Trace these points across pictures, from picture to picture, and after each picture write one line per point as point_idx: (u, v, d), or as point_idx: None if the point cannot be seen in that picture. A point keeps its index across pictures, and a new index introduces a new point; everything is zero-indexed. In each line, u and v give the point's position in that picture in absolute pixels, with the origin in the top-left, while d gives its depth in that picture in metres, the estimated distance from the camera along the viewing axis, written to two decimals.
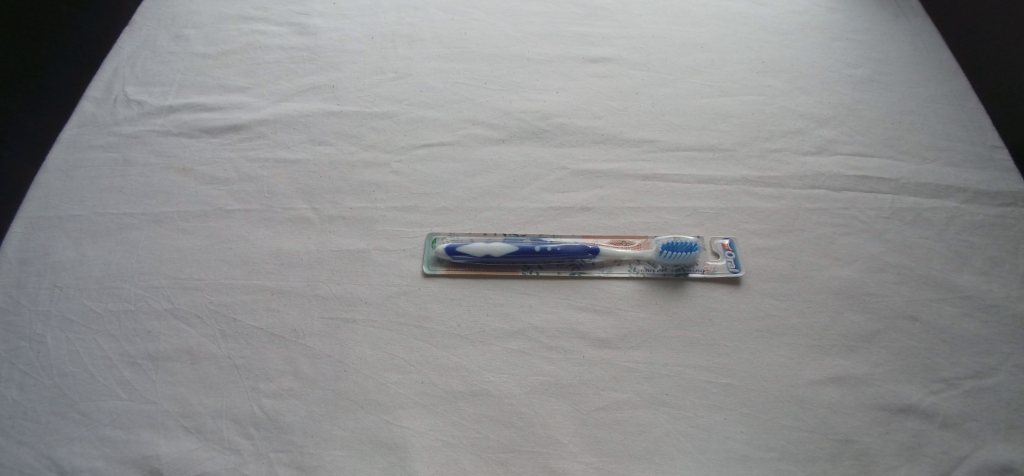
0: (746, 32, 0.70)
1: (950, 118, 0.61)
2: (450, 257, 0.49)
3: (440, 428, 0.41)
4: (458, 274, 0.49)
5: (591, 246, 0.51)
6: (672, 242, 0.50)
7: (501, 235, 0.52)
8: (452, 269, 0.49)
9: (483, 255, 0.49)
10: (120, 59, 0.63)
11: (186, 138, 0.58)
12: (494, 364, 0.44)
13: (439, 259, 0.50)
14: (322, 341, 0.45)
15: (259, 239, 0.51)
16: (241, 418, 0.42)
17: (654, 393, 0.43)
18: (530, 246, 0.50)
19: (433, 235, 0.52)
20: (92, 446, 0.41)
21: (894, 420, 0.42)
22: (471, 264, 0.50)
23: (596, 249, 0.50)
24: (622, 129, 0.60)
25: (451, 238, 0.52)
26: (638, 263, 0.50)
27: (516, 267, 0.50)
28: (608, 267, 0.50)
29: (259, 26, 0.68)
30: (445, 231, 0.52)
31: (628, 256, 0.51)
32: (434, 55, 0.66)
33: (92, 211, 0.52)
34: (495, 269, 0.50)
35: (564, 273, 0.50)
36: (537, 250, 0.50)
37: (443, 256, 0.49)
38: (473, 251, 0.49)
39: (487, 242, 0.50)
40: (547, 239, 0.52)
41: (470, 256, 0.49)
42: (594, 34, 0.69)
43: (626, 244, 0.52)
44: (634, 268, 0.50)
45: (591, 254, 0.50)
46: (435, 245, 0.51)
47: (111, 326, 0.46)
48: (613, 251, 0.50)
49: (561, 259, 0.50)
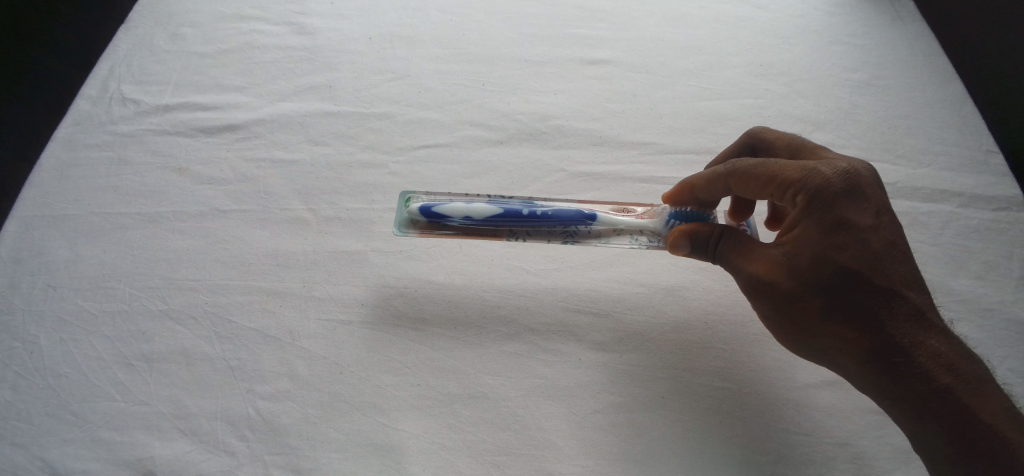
0: (744, 35, 0.70)
1: (946, 123, 0.61)
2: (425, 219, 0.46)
3: (435, 431, 0.41)
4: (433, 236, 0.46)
5: (588, 211, 0.47)
6: (679, 209, 0.46)
7: (484, 198, 0.48)
8: (425, 232, 0.46)
9: (464, 217, 0.46)
10: (116, 58, 0.63)
11: (183, 138, 0.57)
12: (491, 366, 0.44)
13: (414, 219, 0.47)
14: (319, 342, 0.45)
15: (255, 239, 0.50)
16: (236, 420, 0.41)
17: (650, 396, 0.43)
18: (518, 210, 0.46)
19: (408, 194, 0.49)
20: (85, 448, 0.40)
21: (889, 424, 0.42)
22: (450, 227, 0.46)
23: (592, 215, 0.46)
24: (619, 132, 0.60)
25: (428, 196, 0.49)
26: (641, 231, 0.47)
27: (499, 232, 0.46)
28: (606, 237, 0.47)
29: (257, 26, 0.68)
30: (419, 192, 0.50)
31: (628, 226, 0.47)
32: (433, 56, 0.66)
33: (87, 210, 0.52)
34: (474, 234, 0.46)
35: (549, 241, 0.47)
36: (525, 214, 0.46)
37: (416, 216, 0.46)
38: (453, 213, 0.45)
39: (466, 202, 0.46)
40: (538, 202, 0.48)
41: (449, 217, 0.45)
42: (593, 36, 0.69)
43: (627, 211, 0.48)
44: (635, 238, 0.47)
45: (587, 221, 0.46)
46: (408, 203, 0.47)
47: (105, 327, 0.45)
48: (611, 219, 0.47)
49: (551, 224, 0.46)
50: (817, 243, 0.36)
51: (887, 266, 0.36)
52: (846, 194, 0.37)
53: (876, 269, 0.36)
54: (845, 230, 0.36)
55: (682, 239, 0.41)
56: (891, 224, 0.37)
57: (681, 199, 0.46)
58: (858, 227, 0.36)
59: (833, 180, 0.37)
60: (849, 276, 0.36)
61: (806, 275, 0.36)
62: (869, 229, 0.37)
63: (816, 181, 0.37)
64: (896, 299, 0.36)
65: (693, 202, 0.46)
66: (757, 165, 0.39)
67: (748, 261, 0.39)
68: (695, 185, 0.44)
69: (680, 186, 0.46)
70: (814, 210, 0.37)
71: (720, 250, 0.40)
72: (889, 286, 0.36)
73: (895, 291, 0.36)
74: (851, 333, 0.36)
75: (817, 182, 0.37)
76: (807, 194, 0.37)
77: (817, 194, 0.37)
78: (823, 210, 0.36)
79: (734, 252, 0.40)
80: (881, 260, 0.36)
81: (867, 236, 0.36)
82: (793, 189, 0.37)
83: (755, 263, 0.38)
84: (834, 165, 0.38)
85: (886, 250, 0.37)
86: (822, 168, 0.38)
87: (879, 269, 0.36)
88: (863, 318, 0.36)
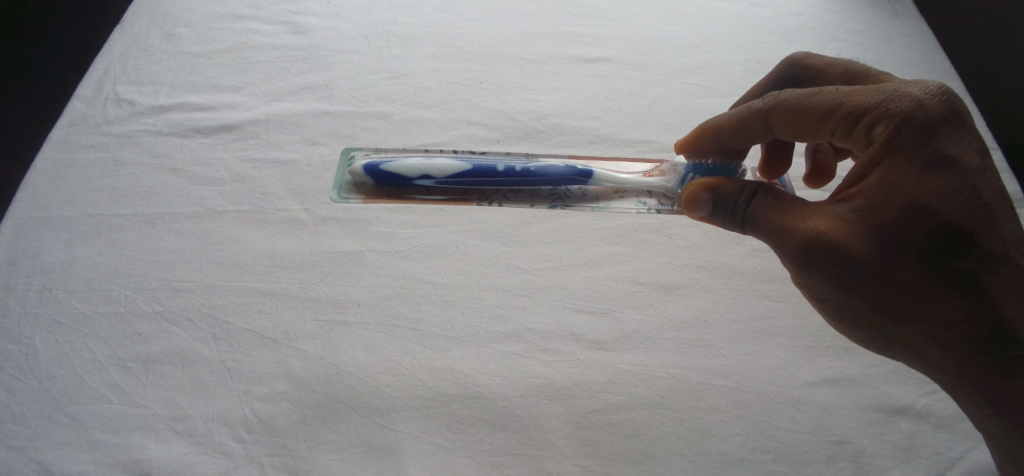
0: (741, 33, 0.70)
1: None
2: (380, 178, 0.49)
3: (434, 431, 0.41)
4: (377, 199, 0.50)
5: (582, 168, 0.50)
6: (698, 163, 0.48)
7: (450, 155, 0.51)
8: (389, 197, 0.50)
9: (426, 175, 0.49)
10: (110, 58, 0.63)
11: (179, 138, 0.57)
12: (489, 366, 0.44)
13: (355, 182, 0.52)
14: (314, 342, 0.44)
15: (251, 240, 0.50)
16: (232, 421, 0.41)
17: (650, 395, 0.43)
18: (489, 168, 0.49)
19: (351, 150, 0.56)
20: (81, 451, 0.40)
21: (889, 421, 0.42)
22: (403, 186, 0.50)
23: (587, 172, 0.50)
24: (616, 130, 0.60)
25: (370, 155, 0.55)
26: (652, 193, 0.51)
27: (471, 197, 0.50)
28: (608, 200, 0.51)
29: (252, 25, 0.67)
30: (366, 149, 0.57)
31: (631, 188, 0.51)
32: (430, 55, 0.66)
33: (82, 211, 0.51)
34: (439, 192, 0.50)
35: (530, 204, 0.51)
36: (499, 170, 0.49)
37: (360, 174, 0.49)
38: (415, 172, 0.48)
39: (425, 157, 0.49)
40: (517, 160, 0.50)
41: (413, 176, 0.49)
42: (589, 34, 0.69)
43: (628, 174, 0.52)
44: (641, 200, 0.51)
45: (583, 178, 0.50)
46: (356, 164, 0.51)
47: (101, 328, 0.45)
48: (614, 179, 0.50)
49: (534, 182, 0.49)
50: (903, 187, 0.33)
51: (993, 223, 0.33)
52: (938, 123, 0.33)
53: (983, 228, 0.32)
54: (939, 173, 0.33)
55: (705, 194, 0.41)
56: (993, 169, 0.34)
57: (700, 145, 0.47)
58: (950, 167, 0.33)
59: (917, 107, 0.34)
60: (949, 234, 0.32)
61: (876, 229, 0.33)
62: (971, 175, 0.33)
63: (894, 107, 0.34)
64: (1003, 266, 0.32)
65: (707, 151, 0.47)
66: (813, 95, 0.37)
67: (800, 218, 0.36)
68: (722, 127, 0.44)
69: (699, 131, 0.46)
70: (900, 148, 0.33)
71: (758, 207, 0.38)
72: (998, 251, 0.32)
73: (1004, 257, 0.32)
74: (950, 309, 0.33)
75: (898, 112, 0.34)
76: (885, 123, 0.34)
77: (899, 123, 0.34)
78: (911, 147, 0.33)
79: (777, 208, 0.37)
80: (986, 212, 0.32)
81: (970, 183, 0.33)
82: (863, 117, 0.35)
83: (821, 218, 0.35)
84: (924, 92, 0.34)
85: (992, 201, 0.33)
86: (905, 90, 0.35)
87: (984, 225, 0.32)
88: (965, 290, 0.32)
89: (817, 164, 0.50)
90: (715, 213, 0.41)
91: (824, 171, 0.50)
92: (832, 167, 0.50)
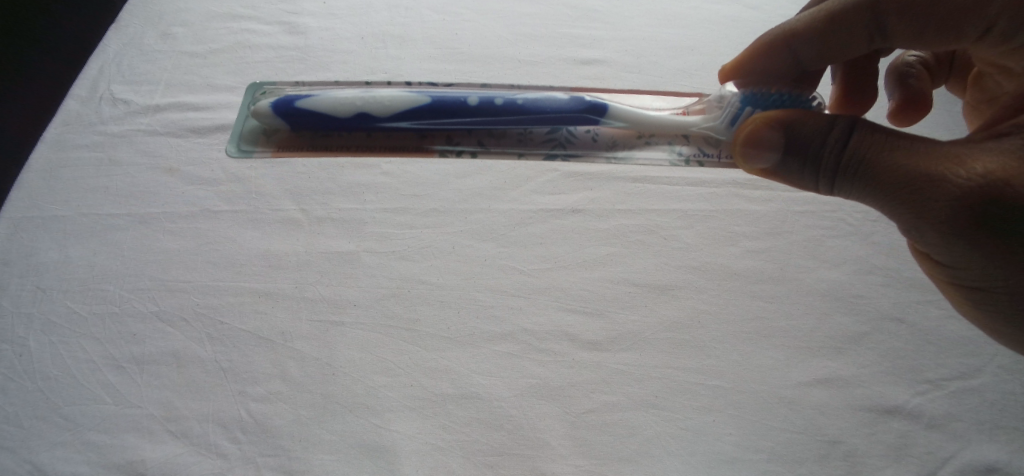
0: (736, 35, 0.71)
1: (937, 122, 0.62)
2: (326, 118, 0.48)
3: (429, 432, 0.41)
4: (292, 150, 0.50)
5: (602, 103, 0.49)
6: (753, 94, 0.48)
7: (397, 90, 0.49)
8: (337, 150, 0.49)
9: (379, 113, 0.48)
10: (106, 58, 0.63)
11: (174, 138, 0.57)
12: (483, 366, 0.44)
13: (268, 133, 0.52)
14: (310, 343, 0.44)
15: (247, 240, 0.50)
16: (228, 421, 0.41)
17: (643, 395, 0.43)
18: (459, 101, 0.48)
19: (264, 90, 0.57)
20: (76, 451, 0.40)
21: (881, 421, 0.43)
22: (350, 130, 0.49)
23: (605, 107, 0.48)
24: None
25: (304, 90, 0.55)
26: (690, 138, 0.49)
27: (431, 150, 0.50)
28: (631, 147, 0.50)
29: (247, 25, 0.67)
30: (281, 85, 0.58)
31: (659, 135, 0.50)
32: (426, 55, 0.66)
33: (76, 211, 0.51)
34: (397, 137, 0.49)
35: (517, 153, 0.50)
36: (471, 103, 0.48)
37: (270, 116, 0.48)
38: (361, 110, 0.47)
39: (363, 92, 0.48)
40: (487, 93, 0.49)
41: (366, 116, 0.48)
42: (586, 36, 0.69)
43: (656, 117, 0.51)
44: (675, 149, 0.50)
45: (600, 115, 0.49)
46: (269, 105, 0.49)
47: (95, 328, 0.45)
48: (630, 126, 0.50)
49: (506, 115, 0.48)
50: None
51: None
52: None
53: None
54: None
55: (776, 134, 0.39)
56: None
57: (755, 67, 0.49)
58: None
59: None
60: None
61: None
62: None
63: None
64: None
65: (762, 70, 0.49)
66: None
67: (950, 162, 0.33)
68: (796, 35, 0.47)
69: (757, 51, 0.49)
70: None
71: (875, 155, 0.36)
72: None
73: None
74: None
75: None
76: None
77: None
78: None
79: (906, 156, 0.35)
80: None
81: None
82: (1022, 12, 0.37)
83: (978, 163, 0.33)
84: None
85: None
86: None
87: None
88: None
89: (910, 90, 0.52)
90: (805, 165, 0.39)
91: (921, 97, 0.51)
92: (927, 93, 0.51)
